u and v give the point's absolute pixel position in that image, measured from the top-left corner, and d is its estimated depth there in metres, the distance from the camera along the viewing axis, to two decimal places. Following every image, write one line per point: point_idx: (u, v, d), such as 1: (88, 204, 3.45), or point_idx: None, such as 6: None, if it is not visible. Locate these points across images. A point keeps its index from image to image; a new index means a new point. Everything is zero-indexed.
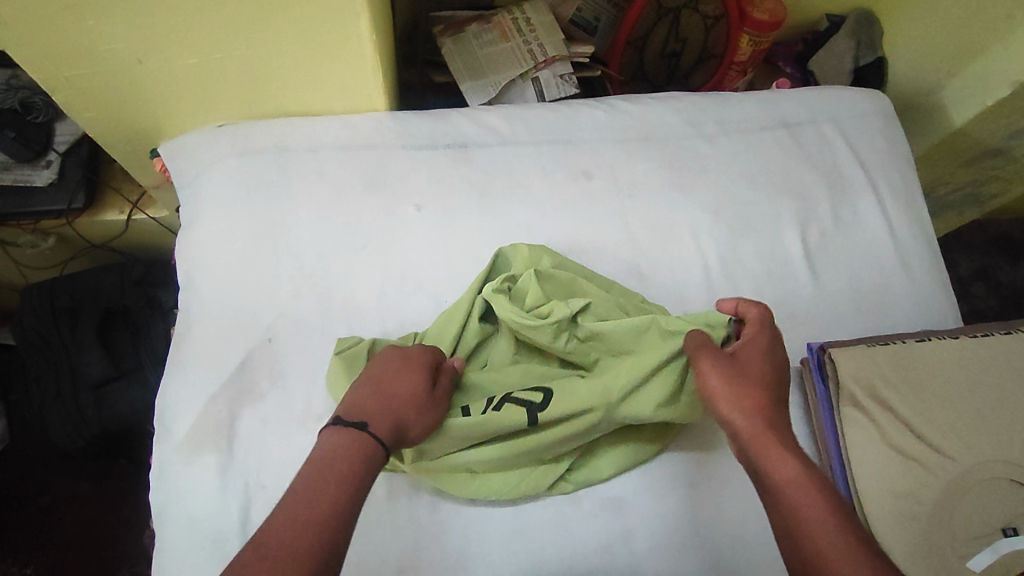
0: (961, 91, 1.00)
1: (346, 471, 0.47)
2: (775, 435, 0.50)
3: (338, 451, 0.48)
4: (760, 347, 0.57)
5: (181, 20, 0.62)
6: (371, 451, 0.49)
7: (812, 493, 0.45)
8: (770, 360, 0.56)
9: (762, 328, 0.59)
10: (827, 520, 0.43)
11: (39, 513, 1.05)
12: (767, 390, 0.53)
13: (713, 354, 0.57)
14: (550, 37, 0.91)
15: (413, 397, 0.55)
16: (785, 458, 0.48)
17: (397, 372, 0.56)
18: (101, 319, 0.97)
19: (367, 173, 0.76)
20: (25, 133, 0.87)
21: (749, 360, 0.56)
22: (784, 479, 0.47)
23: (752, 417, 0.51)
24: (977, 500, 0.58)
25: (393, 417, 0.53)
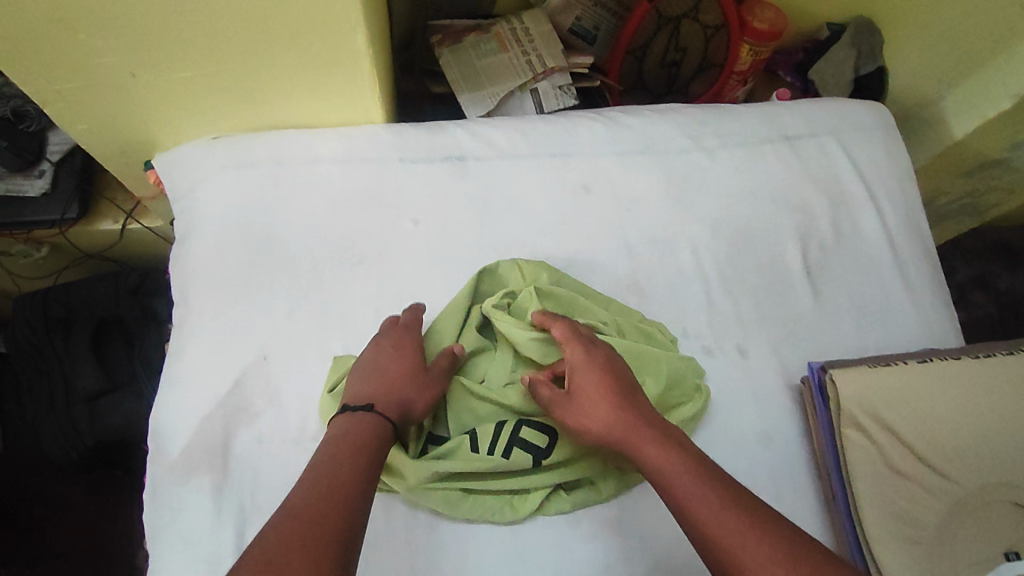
0: (960, 103, 1.00)
1: (358, 443, 0.52)
2: (632, 432, 0.56)
3: (352, 431, 0.53)
4: (581, 361, 0.60)
5: (174, 33, 0.61)
6: (382, 430, 0.55)
7: (679, 476, 0.51)
8: (595, 368, 0.60)
9: (574, 338, 0.62)
10: (701, 498, 0.49)
11: (33, 523, 1.04)
12: (608, 397, 0.58)
13: (553, 403, 0.60)
14: (548, 47, 0.91)
15: (407, 374, 0.60)
16: (651, 455, 0.54)
17: (391, 355, 0.62)
18: (95, 330, 0.96)
19: (363, 187, 0.75)
20: (17, 143, 0.86)
21: (577, 379, 0.60)
22: (658, 474, 0.53)
23: (611, 431, 0.57)
24: (978, 524, 0.58)
25: (393, 397, 0.58)
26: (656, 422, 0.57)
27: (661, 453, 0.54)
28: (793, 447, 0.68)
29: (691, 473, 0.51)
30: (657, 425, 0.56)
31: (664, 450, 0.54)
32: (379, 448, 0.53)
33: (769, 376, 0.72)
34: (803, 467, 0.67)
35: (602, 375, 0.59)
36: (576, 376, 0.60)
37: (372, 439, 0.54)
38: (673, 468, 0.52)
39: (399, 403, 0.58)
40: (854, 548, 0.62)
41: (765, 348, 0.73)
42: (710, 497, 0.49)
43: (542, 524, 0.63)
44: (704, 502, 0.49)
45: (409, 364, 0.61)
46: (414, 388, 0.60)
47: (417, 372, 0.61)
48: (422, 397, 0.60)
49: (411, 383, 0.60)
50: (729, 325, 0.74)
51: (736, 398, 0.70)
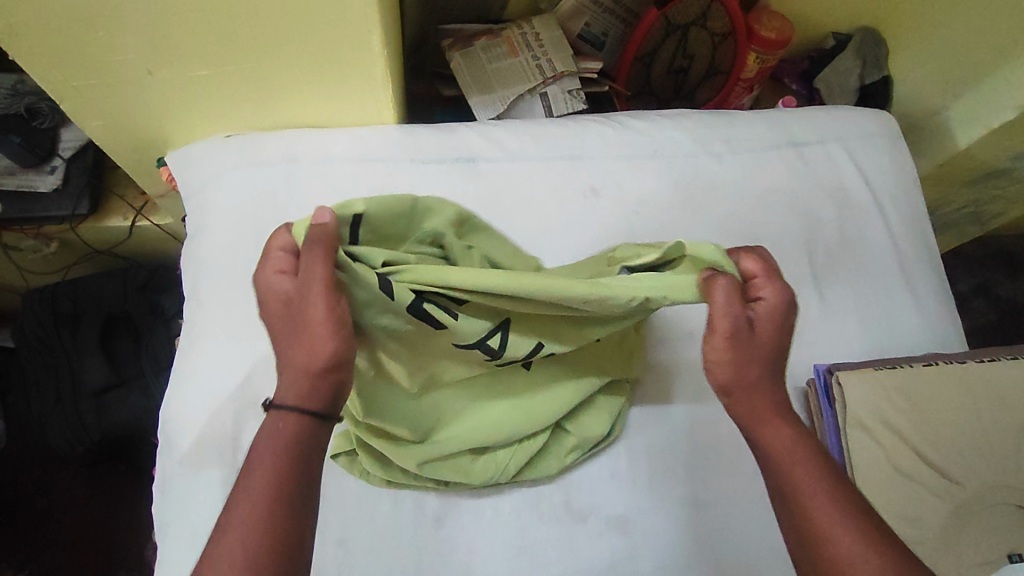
0: (966, 113, 1.01)
1: (260, 466, 0.43)
2: (765, 404, 0.50)
3: (257, 446, 0.44)
4: (773, 307, 0.50)
5: (192, 32, 0.62)
6: (295, 425, 0.45)
7: (805, 462, 0.47)
8: (778, 320, 0.50)
9: (771, 277, 0.51)
10: (827, 494, 0.46)
11: (36, 515, 1.04)
12: (772, 357, 0.50)
13: (727, 323, 0.49)
14: (558, 52, 0.92)
15: (294, 339, 0.46)
16: (783, 430, 0.49)
17: (272, 318, 0.47)
18: (103, 326, 0.96)
19: (375, 185, 0.76)
20: (30, 138, 0.87)
21: (759, 322, 0.50)
22: (778, 451, 0.49)
23: (748, 388, 0.50)
24: (984, 526, 0.60)
25: (288, 368, 0.46)
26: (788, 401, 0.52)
27: (789, 435, 0.49)
28: None
29: (821, 464, 0.48)
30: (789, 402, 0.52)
31: (794, 434, 0.49)
32: (286, 458, 0.44)
33: None
34: None
35: (780, 331, 0.51)
36: (761, 321, 0.50)
37: (281, 446, 0.44)
38: (798, 454, 0.48)
39: (297, 373, 0.45)
40: None
41: None
42: (833, 495, 0.46)
43: (548, 520, 0.64)
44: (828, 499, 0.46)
45: (289, 325, 0.46)
46: (303, 343, 0.45)
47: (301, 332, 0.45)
48: (318, 349, 0.45)
49: (296, 341, 0.46)
50: None
51: None
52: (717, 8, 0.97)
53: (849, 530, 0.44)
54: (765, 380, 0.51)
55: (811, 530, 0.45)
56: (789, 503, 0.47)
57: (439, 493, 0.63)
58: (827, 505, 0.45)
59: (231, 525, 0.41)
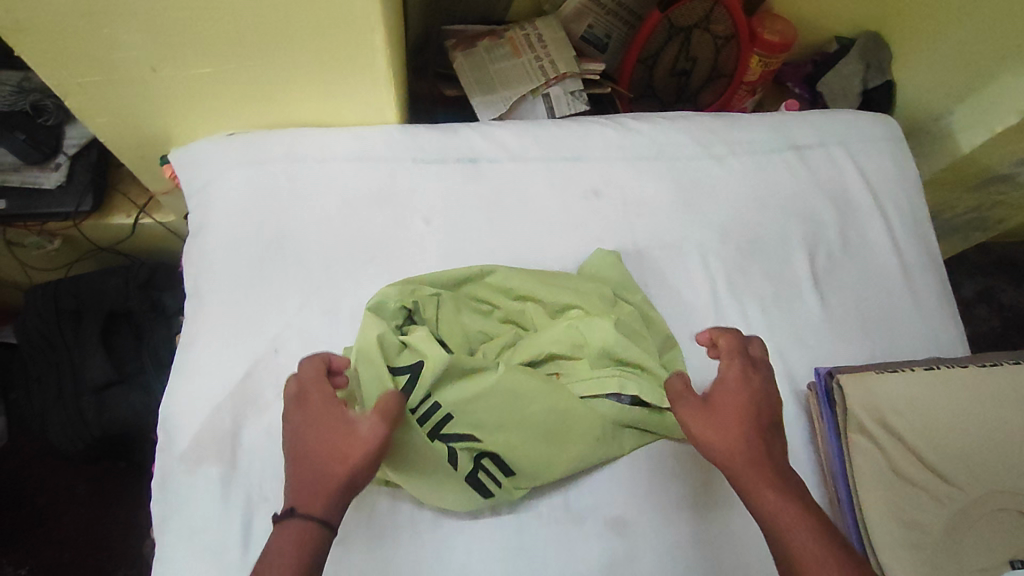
0: (969, 117, 1.01)
1: (284, 560, 0.46)
2: (757, 466, 0.50)
3: (269, 551, 0.46)
4: (728, 381, 0.55)
5: (196, 30, 0.62)
6: (304, 535, 0.47)
7: (800, 528, 0.47)
8: (739, 393, 0.54)
9: (727, 357, 0.57)
10: (820, 563, 0.45)
11: (35, 512, 1.05)
12: (749, 423, 0.53)
13: (683, 400, 0.54)
14: (561, 54, 0.92)
15: (328, 447, 0.50)
16: (775, 493, 0.49)
17: (306, 431, 0.51)
18: (105, 322, 0.96)
19: (376, 185, 0.76)
20: (35, 136, 0.87)
21: (716, 398, 0.54)
22: (775, 518, 0.48)
23: (735, 457, 0.51)
24: (985, 533, 0.58)
25: (308, 480, 0.49)
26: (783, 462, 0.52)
27: (785, 497, 0.49)
28: (798, 452, 0.69)
29: (815, 529, 0.47)
30: (784, 463, 0.52)
31: (787, 497, 0.49)
32: (309, 554, 0.46)
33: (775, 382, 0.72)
34: (808, 471, 0.68)
35: (747, 401, 0.54)
36: (717, 394, 0.54)
37: (293, 549, 0.46)
38: (795, 518, 0.48)
39: (316, 483, 0.49)
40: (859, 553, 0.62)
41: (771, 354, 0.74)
42: (831, 560, 0.45)
43: (546, 521, 0.63)
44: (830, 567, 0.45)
45: (326, 433, 0.51)
46: (331, 458, 0.49)
47: (339, 438, 0.50)
48: (345, 467, 0.49)
49: (324, 452, 0.50)
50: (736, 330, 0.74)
51: None
52: (720, 11, 0.97)
53: None
54: (750, 443, 0.52)
55: None
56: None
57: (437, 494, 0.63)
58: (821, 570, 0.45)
59: None
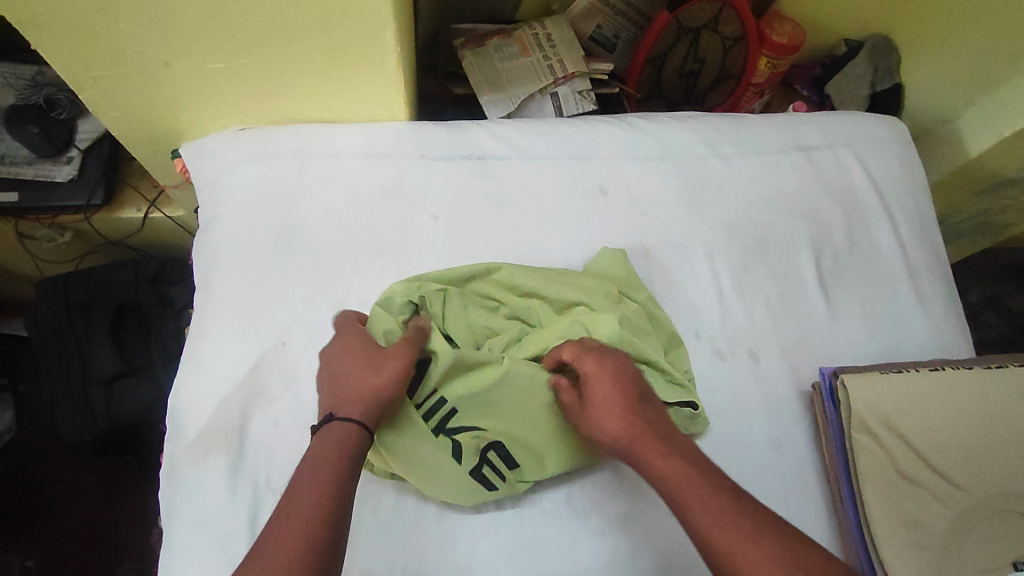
0: (976, 122, 1.02)
1: (327, 455, 0.50)
2: (637, 441, 0.55)
3: (313, 447, 0.51)
4: (600, 370, 0.59)
5: (208, 25, 0.63)
6: (344, 435, 0.52)
7: (684, 484, 0.51)
8: (610, 379, 0.59)
9: (583, 352, 0.61)
10: (704, 507, 0.49)
11: (43, 503, 1.05)
12: (626, 402, 0.57)
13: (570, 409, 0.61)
14: (569, 53, 0.93)
15: (366, 366, 0.56)
16: (658, 458, 0.54)
17: (345, 355, 0.57)
18: (114, 315, 0.97)
19: (385, 181, 0.77)
20: (47, 129, 0.89)
21: (591, 394, 0.59)
22: (664, 485, 0.53)
23: (624, 438, 0.56)
24: (989, 533, 0.59)
25: (347, 390, 0.55)
26: (667, 428, 0.57)
27: (671, 458, 0.53)
28: (801, 452, 0.69)
29: (696, 480, 0.51)
30: (666, 429, 0.56)
31: (668, 458, 0.53)
32: (349, 452, 0.51)
33: (779, 382, 0.72)
34: (811, 471, 0.68)
35: (615, 384, 0.58)
36: (591, 391, 0.58)
37: (333, 447, 0.51)
38: (681, 474, 0.52)
39: (356, 391, 0.54)
40: (861, 552, 0.63)
41: (776, 354, 0.74)
42: (715, 503, 0.49)
43: (550, 516, 0.64)
44: (715, 508, 0.49)
45: (364, 356, 0.57)
46: (369, 370, 0.55)
47: (376, 358, 0.56)
48: (383, 376, 0.55)
49: (362, 365, 0.56)
50: (741, 330, 0.75)
51: (746, 401, 0.70)
52: (728, 12, 0.97)
53: (731, 531, 0.47)
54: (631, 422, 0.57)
55: (705, 542, 0.48)
56: (689, 528, 0.50)
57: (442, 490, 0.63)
58: (705, 510, 0.49)
59: (293, 506, 0.47)
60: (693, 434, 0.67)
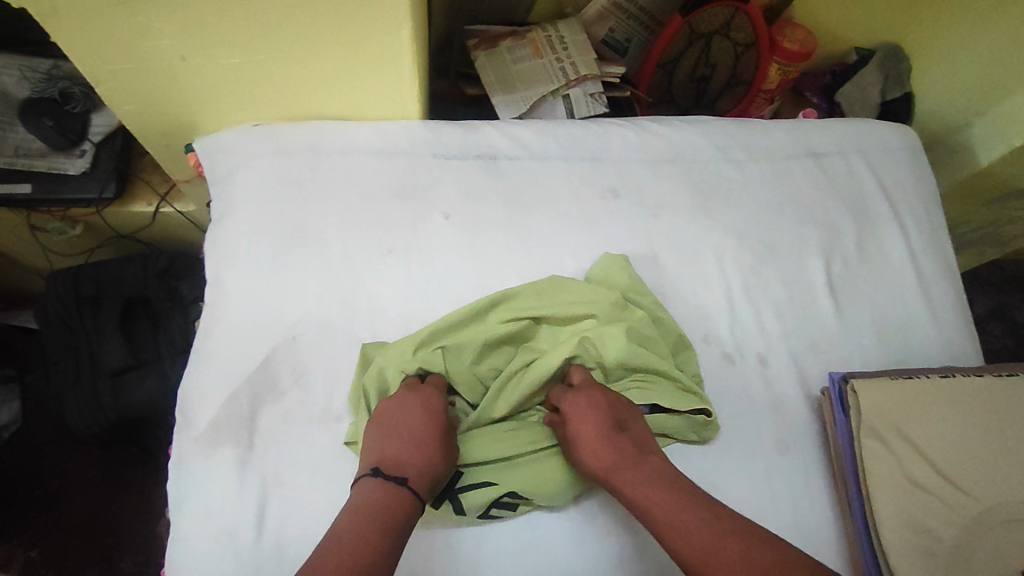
0: (988, 131, 1.01)
1: (387, 517, 0.50)
2: (614, 463, 0.57)
3: (372, 504, 0.51)
4: (577, 405, 0.61)
5: (227, 20, 0.63)
6: (401, 498, 0.53)
7: (659, 499, 0.53)
8: (584, 415, 0.60)
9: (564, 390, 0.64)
10: (678, 521, 0.50)
11: (47, 496, 1.05)
12: (601, 429, 0.59)
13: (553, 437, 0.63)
14: (582, 56, 0.93)
15: (437, 440, 0.58)
16: (635, 478, 0.55)
17: (418, 419, 0.59)
18: (123, 309, 0.98)
19: (398, 178, 0.77)
20: (62, 123, 0.90)
21: (568, 428, 0.61)
22: (640, 504, 0.53)
23: (597, 469, 0.57)
24: (1000, 542, 0.58)
25: (411, 457, 0.56)
26: (645, 450, 0.58)
27: (642, 484, 0.54)
28: (809, 458, 0.69)
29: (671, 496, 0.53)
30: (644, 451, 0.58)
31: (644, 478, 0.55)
32: (404, 520, 0.51)
33: (788, 388, 0.72)
34: (819, 476, 0.68)
35: (587, 417, 0.60)
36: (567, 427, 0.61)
37: (391, 508, 0.51)
38: (653, 500, 0.53)
39: (418, 460, 0.56)
40: (869, 556, 0.63)
41: (785, 359, 0.74)
42: (691, 519, 0.50)
43: (558, 517, 0.64)
44: (688, 528, 0.50)
45: (438, 429, 0.59)
46: (433, 439, 0.58)
47: (445, 437, 0.59)
48: (443, 459, 0.58)
49: (427, 437, 0.58)
50: (750, 334, 0.75)
51: (755, 405, 0.70)
52: (741, 18, 0.97)
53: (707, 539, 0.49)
54: (608, 446, 0.58)
55: (681, 553, 0.49)
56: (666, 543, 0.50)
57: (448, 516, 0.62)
58: (682, 519, 0.50)
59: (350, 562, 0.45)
60: (705, 439, 0.67)
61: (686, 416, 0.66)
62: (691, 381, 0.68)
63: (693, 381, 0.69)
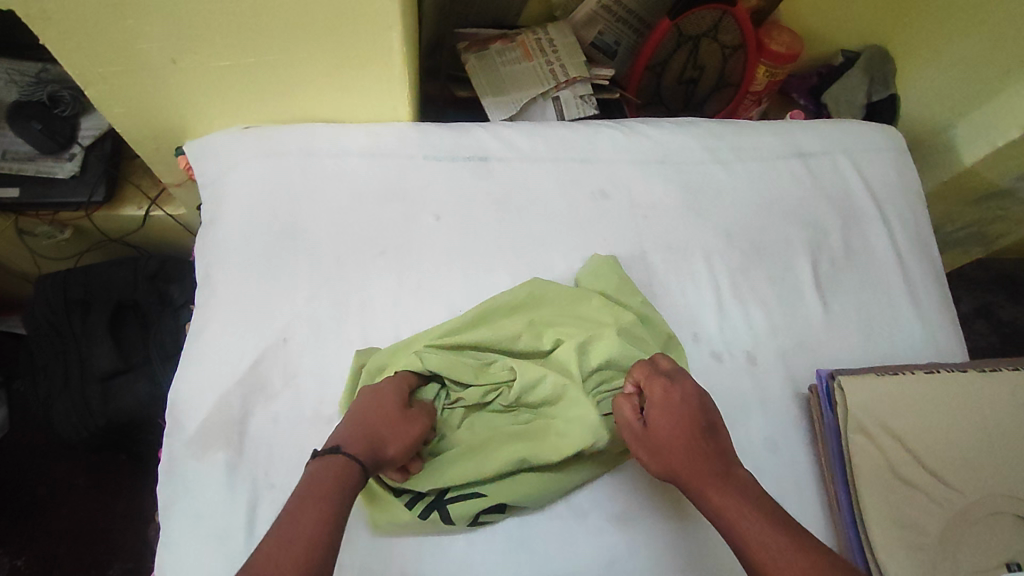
0: (970, 132, 1.03)
1: (323, 489, 0.48)
2: (698, 469, 0.53)
3: (310, 478, 0.49)
4: (673, 397, 0.57)
5: (217, 23, 0.64)
6: (340, 470, 0.50)
7: (743, 517, 0.50)
8: (673, 408, 0.56)
9: (654, 377, 0.59)
10: (768, 544, 0.48)
11: (35, 503, 1.05)
12: (693, 429, 0.55)
13: (630, 427, 0.58)
14: (571, 59, 0.94)
15: (388, 419, 0.57)
16: (719, 489, 0.52)
17: (371, 402, 0.58)
18: (112, 313, 0.97)
19: (388, 180, 0.77)
20: (50, 126, 0.89)
21: (653, 419, 0.57)
22: (721, 514, 0.51)
23: (676, 469, 0.54)
24: (981, 535, 0.60)
25: (367, 439, 0.54)
26: (728, 455, 0.55)
27: (729, 494, 0.52)
28: (798, 455, 0.70)
29: (758, 514, 0.50)
30: (727, 457, 0.55)
31: (729, 491, 0.52)
32: (343, 491, 0.49)
33: (776, 385, 0.73)
34: (807, 473, 0.69)
35: (680, 410, 0.56)
36: (651, 417, 0.57)
37: (329, 480, 0.49)
38: (741, 515, 0.50)
39: (371, 441, 0.54)
40: (857, 551, 0.64)
41: (773, 358, 0.75)
42: (781, 542, 0.48)
43: (549, 517, 0.64)
44: (781, 555, 0.47)
45: (391, 409, 0.58)
46: (383, 417, 0.57)
47: (399, 416, 0.58)
48: (391, 435, 0.56)
49: (386, 419, 0.56)
50: (739, 332, 0.75)
51: (744, 403, 0.71)
52: (728, 20, 0.98)
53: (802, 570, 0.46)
54: (695, 448, 0.54)
55: None
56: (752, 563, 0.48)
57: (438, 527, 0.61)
58: (772, 542, 0.48)
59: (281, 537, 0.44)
60: None
61: None
62: None
63: None
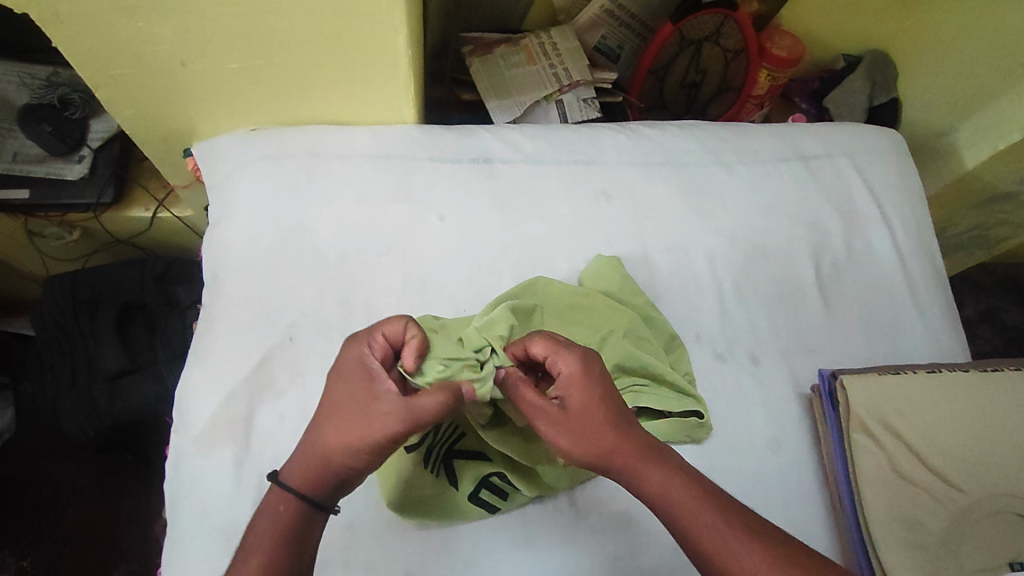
0: (972, 135, 1.04)
1: (265, 528, 0.49)
2: (628, 454, 0.52)
3: (263, 509, 0.51)
4: (579, 376, 0.54)
5: (227, 27, 0.65)
6: (291, 502, 0.50)
7: (682, 498, 0.51)
8: (591, 381, 0.54)
9: (558, 350, 0.55)
10: (705, 522, 0.49)
11: (41, 504, 1.05)
12: (610, 413, 0.53)
13: (539, 413, 0.53)
14: (575, 63, 0.95)
15: (337, 429, 0.50)
16: (654, 470, 0.52)
17: (330, 401, 0.52)
18: (120, 313, 0.98)
19: (394, 181, 0.78)
20: (61, 128, 0.91)
21: (570, 397, 0.53)
22: (659, 495, 0.51)
23: (607, 456, 0.52)
24: (983, 533, 0.60)
25: (315, 453, 0.51)
26: (648, 434, 0.55)
27: (665, 476, 0.52)
28: (801, 455, 0.70)
29: (694, 492, 0.51)
30: (650, 437, 0.54)
31: (667, 471, 0.52)
32: (291, 526, 0.50)
33: (779, 385, 0.73)
34: (810, 473, 0.69)
35: (601, 390, 0.54)
36: (569, 395, 0.53)
37: (271, 519, 0.50)
38: (678, 491, 0.51)
39: (320, 459, 0.50)
40: (859, 551, 0.64)
41: (776, 358, 0.75)
42: (715, 520, 0.50)
43: (552, 514, 0.64)
44: (722, 533, 0.49)
45: (341, 415, 0.51)
46: (331, 426, 0.51)
47: (348, 423, 0.50)
48: (341, 451, 0.50)
49: (340, 435, 0.50)
50: (742, 332, 0.76)
51: (747, 404, 0.71)
52: (730, 25, 0.99)
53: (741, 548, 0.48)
54: (617, 433, 0.53)
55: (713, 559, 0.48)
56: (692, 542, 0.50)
57: (441, 521, 0.62)
58: (711, 519, 0.49)
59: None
60: (697, 439, 0.68)
61: (679, 419, 0.67)
62: (686, 382, 0.69)
63: (685, 378, 0.70)
